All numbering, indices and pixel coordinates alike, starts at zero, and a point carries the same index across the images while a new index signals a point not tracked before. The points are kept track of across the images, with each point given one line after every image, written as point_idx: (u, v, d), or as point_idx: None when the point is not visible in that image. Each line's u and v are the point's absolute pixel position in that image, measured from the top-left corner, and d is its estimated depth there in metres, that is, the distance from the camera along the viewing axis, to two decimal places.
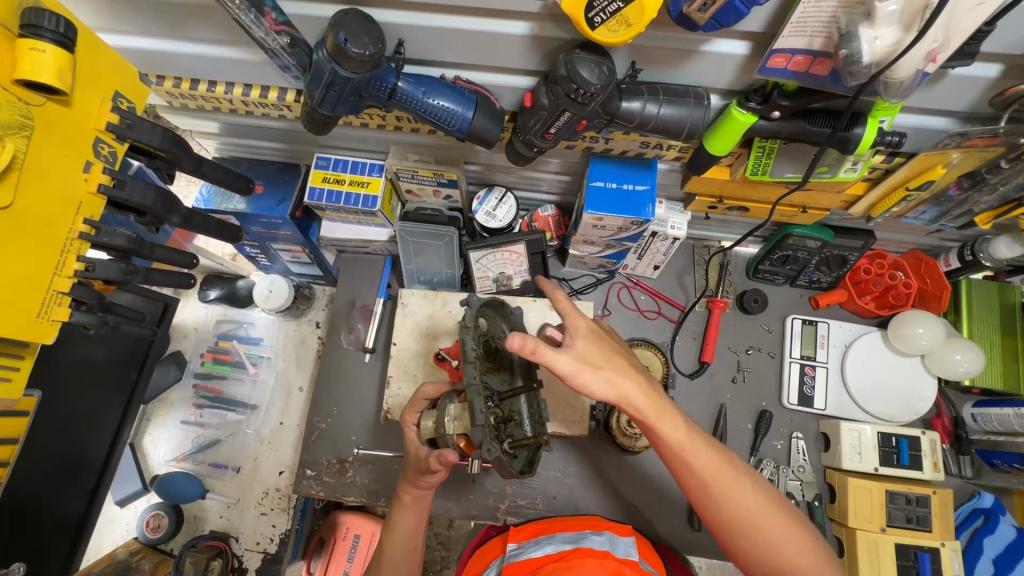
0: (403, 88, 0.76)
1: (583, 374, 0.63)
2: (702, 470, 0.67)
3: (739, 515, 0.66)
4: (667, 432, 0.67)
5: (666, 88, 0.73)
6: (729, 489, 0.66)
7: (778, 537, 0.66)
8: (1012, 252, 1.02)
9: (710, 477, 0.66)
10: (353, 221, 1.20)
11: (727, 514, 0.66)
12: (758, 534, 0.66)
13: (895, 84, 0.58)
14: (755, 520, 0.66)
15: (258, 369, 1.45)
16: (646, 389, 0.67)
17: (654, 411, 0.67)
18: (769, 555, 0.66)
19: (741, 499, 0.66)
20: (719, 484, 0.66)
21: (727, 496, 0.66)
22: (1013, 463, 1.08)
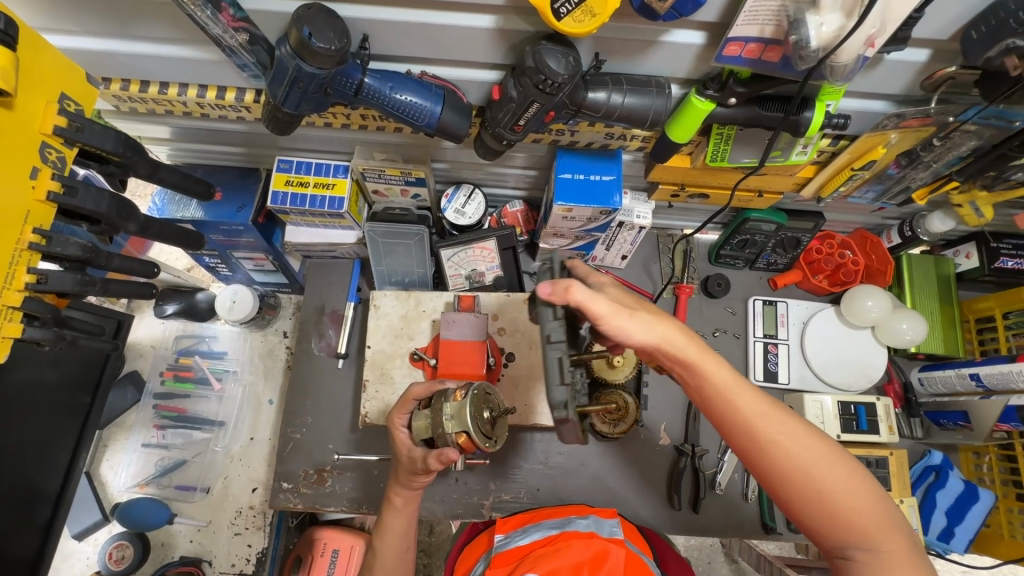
0: (370, 84, 0.76)
1: (621, 316, 0.67)
2: (750, 416, 0.65)
3: (794, 464, 0.62)
4: (709, 374, 0.67)
5: (629, 78, 0.76)
6: (782, 437, 0.63)
7: (841, 492, 0.61)
8: (946, 226, 1.10)
9: (759, 423, 0.64)
10: (319, 224, 1.18)
11: (781, 465, 0.63)
12: (818, 484, 0.61)
13: (839, 67, 0.63)
14: (810, 469, 0.62)
15: (224, 384, 1.39)
16: (685, 331, 0.68)
17: (696, 354, 0.67)
18: (831, 512, 0.61)
19: (795, 444, 0.63)
20: (768, 431, 0.64)
21: (781, 443, 0.63)
22: (958, 421, 1.16)
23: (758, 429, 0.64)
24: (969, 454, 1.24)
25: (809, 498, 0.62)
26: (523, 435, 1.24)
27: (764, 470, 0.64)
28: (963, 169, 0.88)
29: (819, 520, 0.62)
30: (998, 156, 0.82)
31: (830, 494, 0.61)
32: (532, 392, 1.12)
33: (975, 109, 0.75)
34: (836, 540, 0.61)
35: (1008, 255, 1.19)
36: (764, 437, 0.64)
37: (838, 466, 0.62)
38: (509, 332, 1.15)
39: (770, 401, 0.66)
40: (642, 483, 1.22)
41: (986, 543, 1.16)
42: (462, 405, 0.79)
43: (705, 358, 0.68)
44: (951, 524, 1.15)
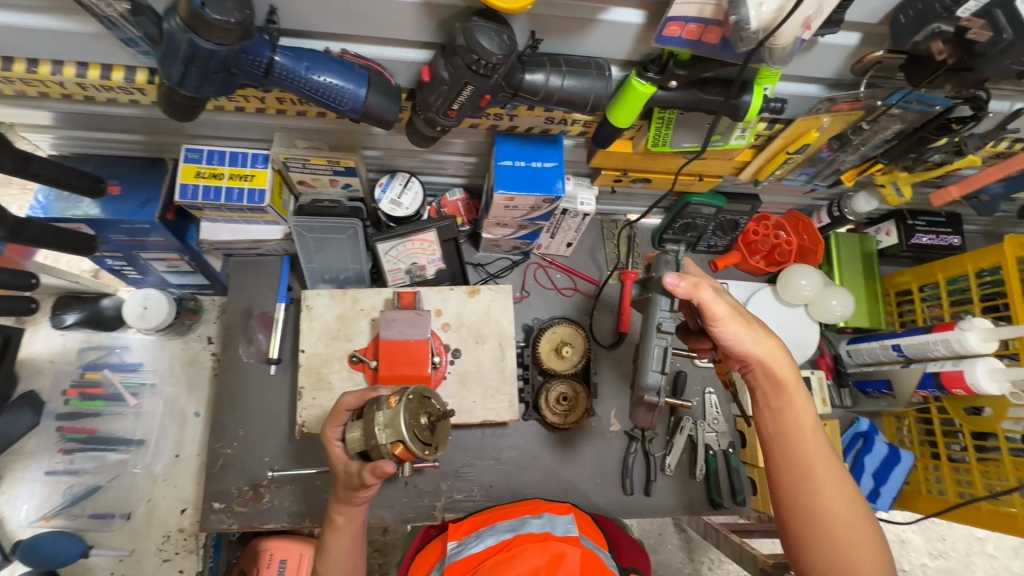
0: (281, 62, 0.68)
1: (730, 323, 0.74)
2: (811, 453, 0.72)
3: (832, 507, 0.70)
4: (792, 403, 0.74)
5: (567, 59, 0.72)
6: (833, 485, 0.70)
7: (858, 549, 0.69)
8: (869, 206, 1.16)
9: (818, 463, 0.72)
10: (238, 219, 1.07)
11: (821, 504, 0.70)
12: (842, 537, 0.69)
13: (778, 50, 0.62)
14: (841, 517, 0.69)
15: (140, 400, 1.26)
16: (789, 358, 0.75)
17: (791, 384, 0.74)
18: (837, 557, 0.69)
19: (841, 494, 0.70)
20: (824, 474, 0.71)
21: (828, 487, 0.70)
22: (883, 390, 1.25)
23: (819, 467, 0.71)
24: (891, 418, 1.33)
25: (825, 538, 0.70)
26: (474, 431, 1.20)
27: (801, 504, 0.71)
28: (887, 152, 0.91)
29: (823, 565, 0.69)
30: (919, 139, 0.85)
31: (847, 540, 0.69)
32: (481, 388, 1.09)
33: (900, 93, 0.77)
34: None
35: (923, 231, 1.26)
36: (819, 475, 0.71)
37: (864, 531, 0.69)
38: (455, 328, 1.10)
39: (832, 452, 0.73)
40: (595, 471, 1.22)
41: (907, 499, 1.25)
42: (396, 412, 0.76)
43: (793, 384, 0.75)
44: (877, 485, 1.23)
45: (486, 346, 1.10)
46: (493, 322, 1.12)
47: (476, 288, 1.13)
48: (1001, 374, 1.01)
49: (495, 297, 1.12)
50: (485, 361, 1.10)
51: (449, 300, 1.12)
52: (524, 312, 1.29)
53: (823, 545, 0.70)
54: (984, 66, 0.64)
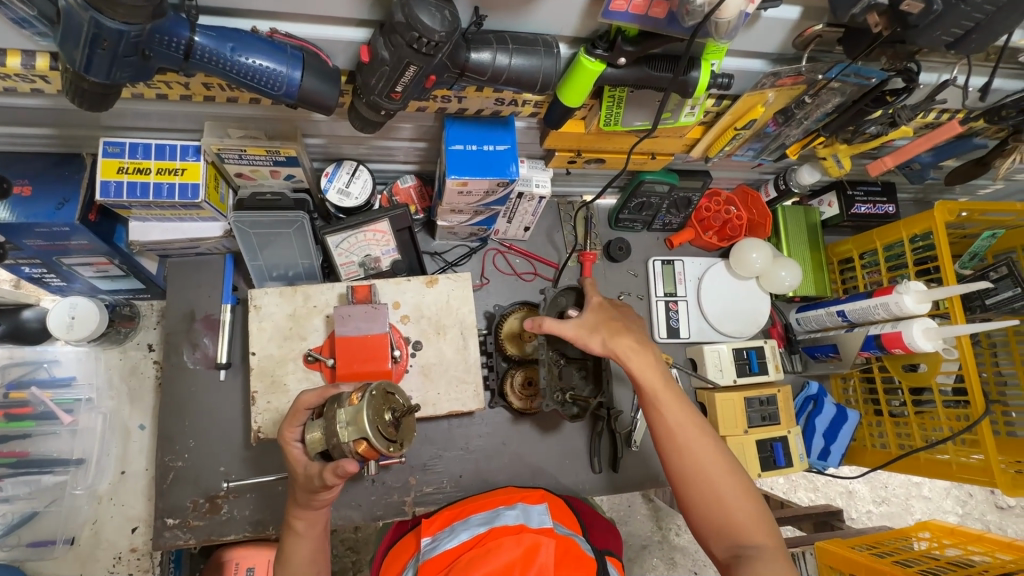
0: (202, 43, 0.62)
1: (581, 336, 0.91)
2: (672, 422, 0.82)
3: (701, 467, 0.79)
4: (647, 385, 0.85)
5: (513, 36, 0.69)
6: (698, 451, 0.79)
7: (733, 499, 0.76)
8: (812, 177, 1.19)
9: (680, 430, 0.81)
10: (171, 217, 0.99)
11: (693, 470, 0.79)
12: (716, 493, 0.77)
13: (724, 24, 0.62)
14: (708, 476, 0.78)
15: (77, 417, 1.15)
16: (639, 348, 0.88)
17: (643, 370, 0.86)
18: (719, 513, 0.76)
19: (703, 456, 0.79)
20: (686, 438, 0.81)
21: (691, 449, 0.80)
22: (829, 353, 1.31)
23: (678, 433, 0.81)
24: (838, 380, 1.40)
25: (704, 500, 0.77)
26: (440, 423, 1.18)
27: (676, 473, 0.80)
28: (828, 125, 0.93)
29: (709, 523, 0.77)
30: (857, 111, 0.88)
31: (720, 495, 0.77)
32: (445, 379, 1.07)
33: (840, 66, 0.78)
34: (714, 529, 0.77)
35: (861, 200, 1.32)
36: (681, 440, 0.80)
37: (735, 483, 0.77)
38: (414, 319, 1.07)
39: (694, 416, 0.82)
40: (564, 453, 1.23)
41: (855, 454, 1.33)
42: (359, 409, 0.73)
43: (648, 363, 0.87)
44: (827, 444, 1.31)
45: (448, 335, 1.08)
46: (453, 311, 1.09)
47: (433, 277, 1.09)
48: (934, 333, 1.08)
49: (454, 286, 1.09)
50: (447, 351, 1.08)
51: (407, 291, 1.08)
52: (484, 299, 1.27)
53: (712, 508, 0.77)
54: (916, 37, 0.65)
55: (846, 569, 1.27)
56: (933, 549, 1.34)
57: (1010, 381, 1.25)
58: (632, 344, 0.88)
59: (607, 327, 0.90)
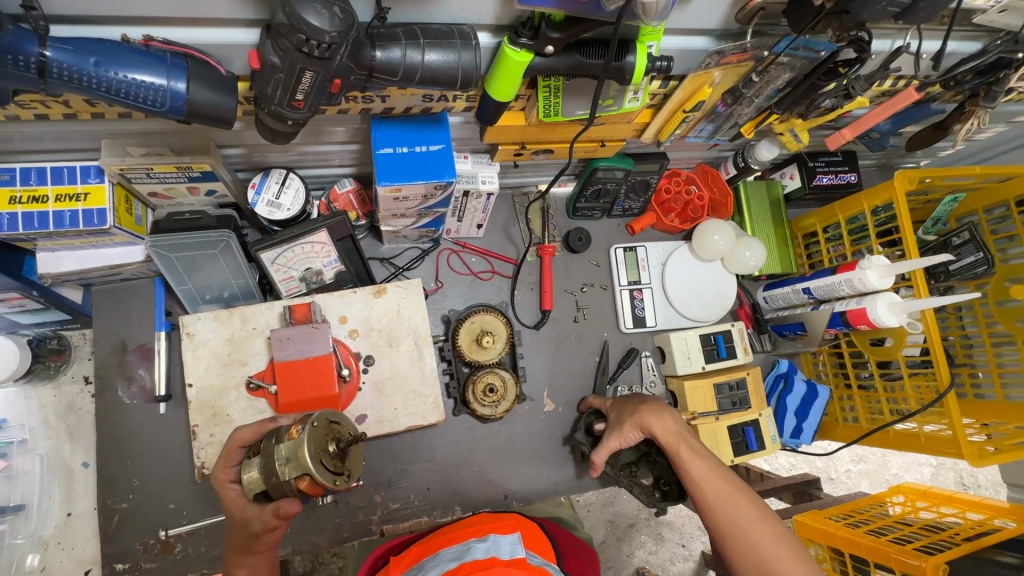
0: (56, 59, 0.53)
1: (617, 439, 1.00)
2: (697, 475, 0.84)
3: (735, 521, 0.78)
4: (676, 447, 0.89)
5: (425, 29, 0.62)
6: (726, 499, 0.80)
7: (770, 551, 0.74)
8: (771, 154, 1.14)
9: (707, 483, 0.82)
10: (83, 245, 0.91)
11: (725, 520, 0.78)
12: (752, 543, 0.75)
13: (652, 6, 0.56)
14: (742, 526, 0.76)
15: (10, 461, 1.06)
16: (664, 416, 0.95)
17: (671, 436, 0.91)
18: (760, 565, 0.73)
19: (733, 506, 0.79)
20: (714, 490, 0.81)
21: (718, 496, 0.81)
22: (797, 331, 1.28)
23: (704, 482, 0.82)
24: (807, 355, 1.39)
25: (745, 555, 0.75)
26: (402, 436, 1.14)
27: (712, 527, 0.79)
28: (781, 101, 0.88)
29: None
30: (810, 85, 0.82)
31: (760, 546, 0.74)
32: (401, 394, 1.01)
33: (786, 40, 0.72)
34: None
35: (823, 171, 1.28)
36: (709, 490, 0.82)
37: (773, 531, 0.75)
38: (364, 333, 1.01)
39: (720, 466, 0.84)
40: (534, 455, 1.20)
41: (828, 430, 1.32)
42: (299, 444, 0.66)
43: (667, 425, 0.93)
44: (799, 422, 1.30)
45: (401, 347, 1.03)
46: (405, 320, 1.03)
47: (381, 287, 1.03)
48: (899, 307, 1.06)
49: (403, 294, 1.03)
50: (402, 364, 1.02)
51: (353, 304, 1.02)
52: (441, 304, 1.22)
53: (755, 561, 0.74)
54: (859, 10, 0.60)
55: (823, 541, 1.26)
56: (907, 513, 1.35)
57: (976, 344, 1.25)
58: (649, 411, 0.96)
59: (625, 412, 1.02)
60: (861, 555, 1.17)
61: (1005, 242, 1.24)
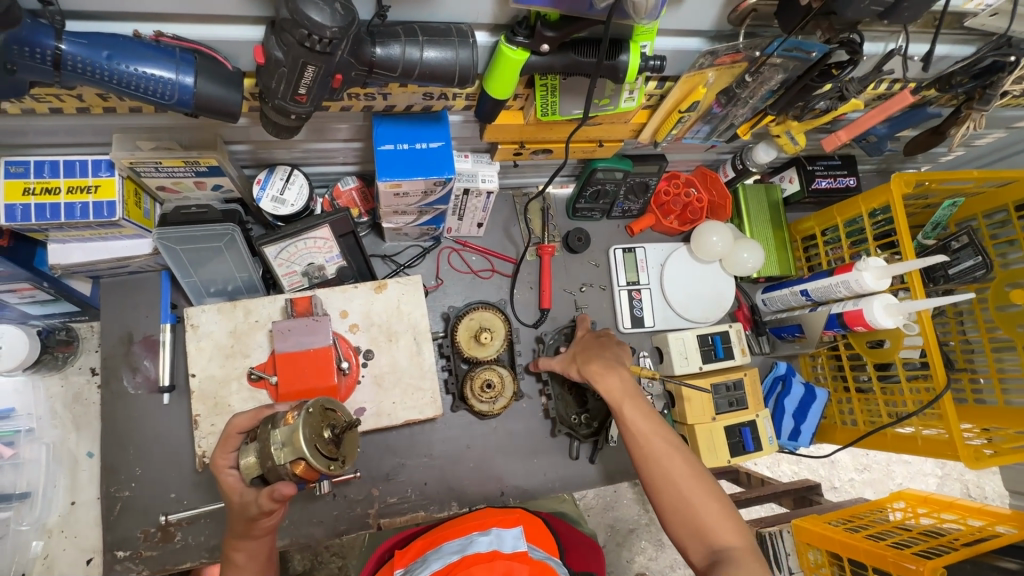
0: (70, 52, 0.56)
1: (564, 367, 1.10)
2: (637, 432, 0.87)
3: (669, 475, 0.81)
4: (621, 405, 0.92)
5: (424, 27, 0.64)
6: (663, 454, 0.83)
7: (699, 503, 0.78)
8: (768, 156, 1.16)
9: (646, 439, 0.85)
10: (93, 237, 0.94)
11: (660, 475, 0.82)
12: (684, 496, 0.79)
13: (642, 4, 0.58)
14: (675, 480, 0.80)
15: (18, 449, 1.08)
16: (613, 374, 0.97)
17: (617, 393, 0.94)
18: (690, 517, 0.77)
19: (668, 461, 0.82)
20: (652, 446, 0.84)
21: (653, 451, 0.84)
22: (795, 333, 1.29)
23: (641, 438, 0.86)
24: (806, 358, 1.39)
25: (677, 507, 0.79)
26: (400, 431, 1.15)
27: (648, 483, 0.83)
28: (775, 103, 0.90)
29: (684, 531, 0.77)
30: (802, 87, 0.84)
31: (692, 499, 0.78)
32: (400, 388, 1.03)
33: (778, 40, 0.74)
34: (688, 534, 0.77)
35: (822, 175, 1.29)
36: (646, 445, 0.85)
37: (704, 485, 0.79)
38: (364, 328, 1.03)
39: (657, 421, 0.88)
40: (531, 453, 1.21)
41: (827, 432, 1.32)
42: (295, 429, 0.68)
43: (612, 383, 0.96)
44: (797, 424, 1.30)
45: (400, 342, 1.04)
46: (404, 315, 1.05)
47: (381, 283, 1.04)
48: (895, 309, 1.06)
49: (403, 290, 1.04)
50: (401, 359, 1.04)
51: (354, 299, 1.03)
52: (441, 301, 1.23)
53: (686, 512, 0.78)
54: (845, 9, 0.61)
55: (822, 546, 1.25)
56: (907, 519, 1.34)
57: (977, 348, 1.24)
58: (602, 368, 0.99)
59: (584, 355, 1.06)
60: (859, 559, 1.16)
61: (1005, 247, 1.23)
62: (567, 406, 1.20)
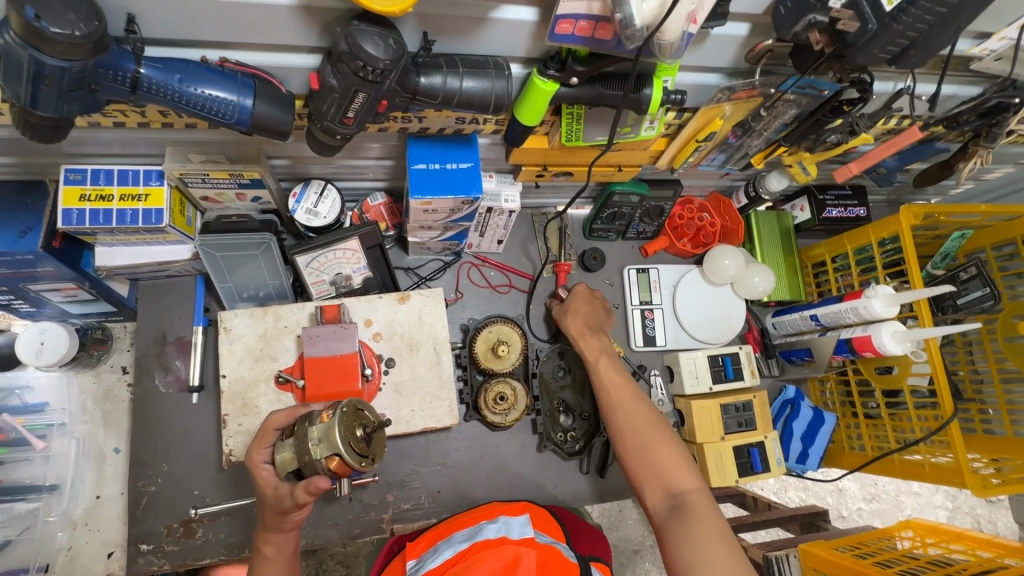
0: (148, 76, 0.62)
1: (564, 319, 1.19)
2: (614, 391, 1.01)
3: (635, 425, 0.94)
4: (602, 369, 1.06)
5: (464, 59, 0.70)
6: (631, 409, 0.97)
7: (658, 449, 0.89)
8: (780, 184, 1.20)
9: (619, 396, 1.00)
10: (137, 241, 0.99)
11: (626, 425, 0.95)
12: (646, 442, 0.91)
13: (667, 45, 0.63)
14: (639, 429, 0.93)
15: (49, 442, 1.12)
16: (598, 346, 1.12)
17: (600, 360, 1.09)
18: (650, 460, 0.88)
19: (636, 414, 0.95)
20: (624, 403, 0.98)
21: (624, 409, 0.97)
22: (804, 357, 1.31)
23: (614, 396, 1.00)
24: (815, 383, 1.41)
25: (639, 452, 0.90)
26: (417, 438, 1.18)
27: (617, 433, 0.95)
28: (788, 135, 0.94)
29: (643, 474, 0.88)
30: (815, 121, 0.88)
31: (652, 445, 0.90)
32: (418, 396, 1.07)
33: (792, 78, 0.79)
34: (645, 476, 0.88)
35: (832, 204, 1.33)
36: (619, 404, 0.98)
37: (663, 435, 0.91)
38: (386, 337, 1.07)
39: (631, 386, 1.02)
40: (541, 465, 1.23)
41: (835, 456, 1.34)
42: (331, 426, 0.72)
43: (598, 350, 1.11)
44: (805, 447, 1.31)
45: (420, 352, 1.08)
46: (426, 326, 1.09)
47: (405, 294, 1.09)
48: (903, 336, 1.09)
49: (426, 301, 1.09)
50: (420, 368, 1.07)
51: (378, 309, 1.08)
52: (459, 313, 1.28)
53: (646, 456, 0.89)
54: (855, 54, 0.65)
55: (829, 571, 1.24)
56: (915, 548, 1.34)
57: (986, 379, 1.25)
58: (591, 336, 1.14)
59: (587, 317, 1.19)
60: None
61: (1013, 279, 1.25)
62: (554, 421, 1.21)
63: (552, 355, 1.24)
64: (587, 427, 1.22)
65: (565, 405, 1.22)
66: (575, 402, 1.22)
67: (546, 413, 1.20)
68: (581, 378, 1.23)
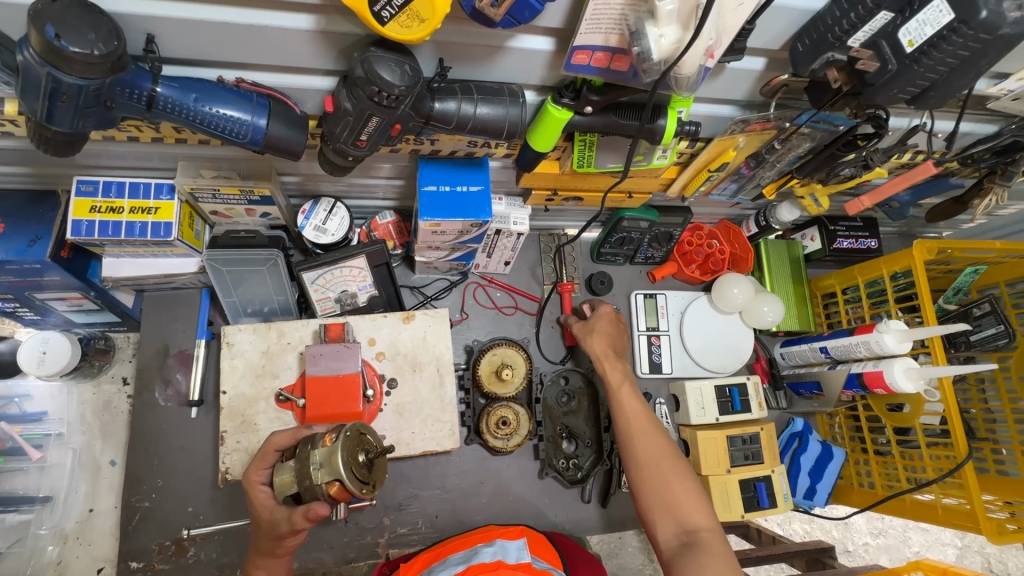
0: (164, 94, 0.62)
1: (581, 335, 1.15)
2: (631, 415, 0.96)
3: (652, 455, 0.89)
4: (618, 391, 1.01)
5: (479, 85, 0.70)
6: (648, 437, 0.92)
7: (675, 483, 0.86)
8: (791, 215, 1.19)
9: (636, 423, 0.95)
10: (145, 253, 0.99)
11: (643, 454, 0.90)
12: (662, 475, 0.87)
13: (683, 78, 0.62)
14: (656, 459, 0.89)
15: (45, 452, 1.11)
16: (617, 367, 1.07)
17: (617, 382, 1.03)
18: (666, 494, 0.85)
19: (654, 444, 0.91)
20: (640, 430, 0.93)
21: (641, 436, 0.93)
22: (813, 391, 1.30)
23: (631, 422, 0.95)
24: (824, 416, 1.39)
25: (653, 484, 0.87)
26: (416, 460, 1.16)
27: (631, 461, 0.91)
28: (802, 167, 0.93)
29: (657, 508, 0.85)
30: (830, 154, 0.87)
31: (668, 479, 0.86)
32: (420, 418, 1.05)
33: (808, 113, 0.79)
34: (658, 510, 0.85)
35: (843, 235, 1.32)
36: (636, 432, 0.93)
37: (680, 468, 0.87)
38: (390, 356, 1.06)
39: (649, 413, 0.96)
40: (542, 492, 1.21)
41: (842, 494, 1.30)
42: (333, 450, 0.70)
43: (616, 372, 1.06)
44: (813, 483, 1.28)
45: (424, 372, 1.07)
46: (430, 347, 1.08)
47: (410, 314, 1.08)
48: (916, 373, 1.06)
49: (431, 322, 1.07)
50: (422, 389, 1.06)
51: (383, 328, 1.07)
52: (464, 334, 1.26)
53: (661, 490, 0.86)
54: (874, 94, 0.66)
55: None
56: None
57: (999, 419, 1.22)
58: (607, 357, 1.09)
59: (610, 338, 1.14)
60: None
61: None
62: (555, 447, 1.19)
63: (556, 378, 1.22)
64: (590, 454, 1.19)
65: (568, 431, 1.20)
66: (580, 428, 1.20)
67: (547, 439, 1.18)
68: (586, 403, 1.22)
